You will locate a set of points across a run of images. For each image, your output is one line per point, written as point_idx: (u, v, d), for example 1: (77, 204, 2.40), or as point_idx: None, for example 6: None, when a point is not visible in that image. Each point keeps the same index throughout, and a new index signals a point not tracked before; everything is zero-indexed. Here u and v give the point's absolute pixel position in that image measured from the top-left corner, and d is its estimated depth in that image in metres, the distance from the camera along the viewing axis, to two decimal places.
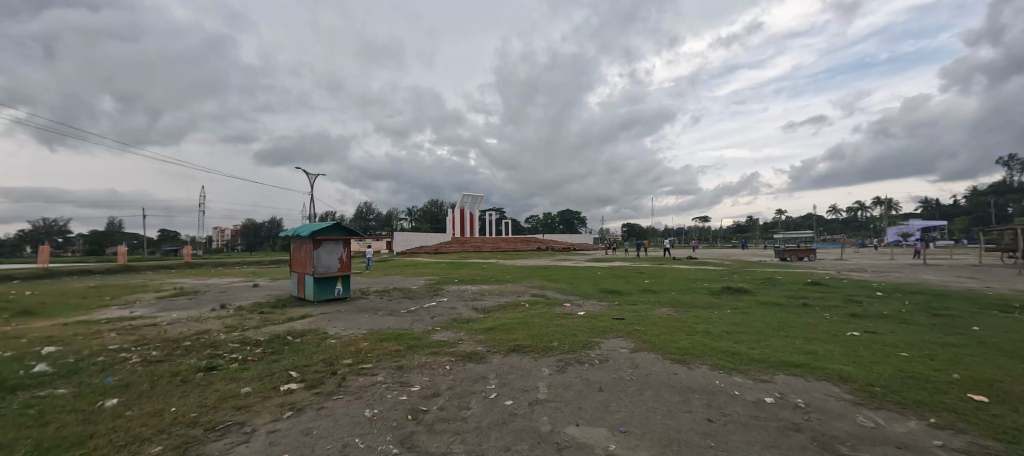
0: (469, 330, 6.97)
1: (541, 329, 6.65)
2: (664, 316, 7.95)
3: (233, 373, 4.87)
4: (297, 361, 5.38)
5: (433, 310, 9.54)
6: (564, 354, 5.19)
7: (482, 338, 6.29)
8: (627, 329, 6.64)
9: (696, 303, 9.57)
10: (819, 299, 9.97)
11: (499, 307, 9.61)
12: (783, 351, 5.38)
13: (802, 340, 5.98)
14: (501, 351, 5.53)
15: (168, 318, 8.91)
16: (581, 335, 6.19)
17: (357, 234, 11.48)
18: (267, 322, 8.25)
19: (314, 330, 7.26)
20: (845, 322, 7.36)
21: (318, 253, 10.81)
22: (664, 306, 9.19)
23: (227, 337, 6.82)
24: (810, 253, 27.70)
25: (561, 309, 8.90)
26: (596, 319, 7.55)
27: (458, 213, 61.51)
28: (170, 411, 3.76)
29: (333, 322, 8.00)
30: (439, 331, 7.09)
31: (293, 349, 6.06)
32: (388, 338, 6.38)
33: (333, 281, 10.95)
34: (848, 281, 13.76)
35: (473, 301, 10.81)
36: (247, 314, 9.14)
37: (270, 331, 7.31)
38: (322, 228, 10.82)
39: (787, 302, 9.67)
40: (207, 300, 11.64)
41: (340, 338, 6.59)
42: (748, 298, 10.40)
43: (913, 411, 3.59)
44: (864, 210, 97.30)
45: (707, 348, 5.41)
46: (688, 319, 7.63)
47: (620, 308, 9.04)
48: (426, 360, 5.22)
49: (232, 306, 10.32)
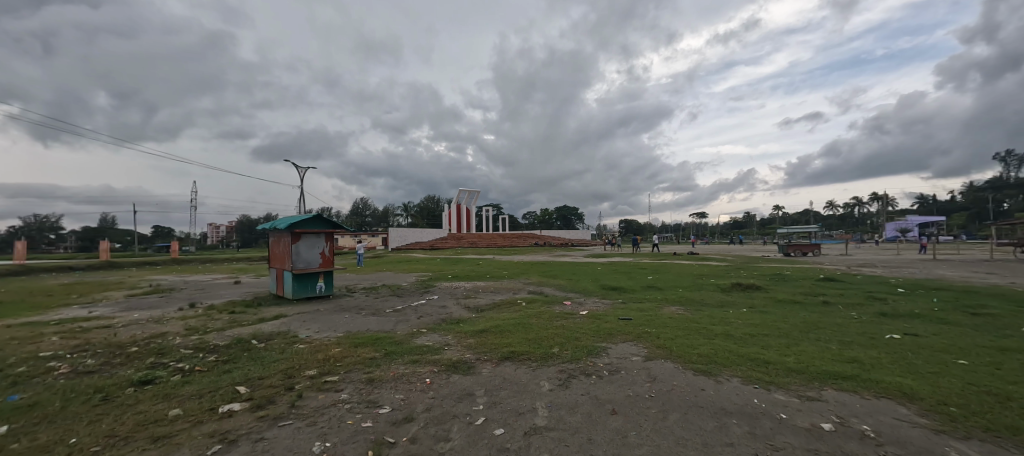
0: (458, 333, 6.17)
1: (538, 332, 5.85)
2: (675, 316, 7.18)
3: (169, 390, 4.06)
4: (252, 372, 4.55)
5: (421, 310, 8.72)
6: (566, 364, 4.39)
7: (472, 342, 5.50)
8: (637, 332, 5.86)
9: (707, 301, 8.80)
10: (838, 296, 9.25)
11: (494, 306, 8.82)
12: (822, 358, 4.61)
13: (838, 344, 5.24)
14: (493, 359, 4.73)
15: (127, 319, 8.06)
16: (585, 340, 5.39)
17: (340, 227, 10.63)
18: (235, 323, 7.40)
19: (283, 333, 6.43)
20: (877, 322, 6.59)
21: (297, 248, 9.91)
22: (672, 305, 8.44)
23: (181, 342, 5.99)
24: (815, 248, 27.02)
25: (561, 308, 8.11)
26: (600, 320, 6.77)
27: (455, 209, 60.55)
28: (67, 445, 2.95)
29: (308, 323, 7.17)
30: (424, 334, 6.26)
31: (253, 356, 5.23)
32: (364, 343, 5.57)
33: (314, 278, 10.14)
34: (862, 277, 13.06)
35: (466, 299, 9.99)
36: (215, 314, 8.29)
37: (233, 334, 6.50)
38: (301, 220, 9.97)
39: (806, 300, 8.92)
40: (178, 299, 10.76)
41: (310, 343, 5.75)
42: (762, 295, 9.63)
43: (1013, 442, 2.81)
44: (862, 206, 96.87)
45: (734, 356, 4.62)
46: (702, 319, 6.85)
47: (625, 307, 8.24)
48: (404, 371, 4.40)
49: (203, 305, 9.47)
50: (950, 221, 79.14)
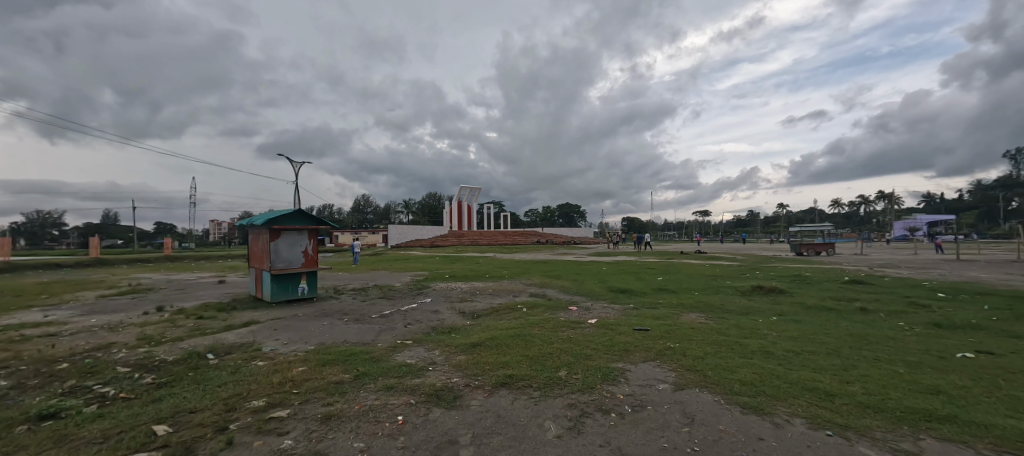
0: (447, 347, 5.29)
1: (540, 348, 4.94)
2: (697, 326, 6.29)
3: (69, 430, 3.17)
4: (185, 402, 3.66)
5: (410, 316, 7.85)
6: (576, 394, 3.49)
7: (462, 360, 4.61)
8: (658, 347, 4.97)
9: (728, 307, 7.86)
10: (874, 303, 8.30)
11: (491, 311, 7.94)
12: (895, 388, 3.71)
13: (904, 367, 4.33)
14: (486, 385, 3.82)
15: (80, 325, 7.20)
16: (597, 359, 4.47)
17: (325, 223, 9.73)
18: (197, 332, 6.53)
19: (245, 346, 5.56)
20: (935, 336, 5.67)
21: (276, 246, 9.04)
22: (691, 312, 7.52)
23: (124, 357, 5.13)
24: (829, 248, 26.06)
25: (566, 315, 7.18)
26: (611, 330, 5.87)
27: (456, 205, 59.64)
28: None
29: (278, 332, 6.30)
30: (407, 348, 5.36)
31: (198, 377, 4.34)
32: (335, 361, 4.67)
33: (296, 279, 9.29)
34: (890, 280, 12.10)
35: (461, 303, 9.09)
36: (181, 320, 7.43)
37: (189, 346, 5.64)
38: (281, 215, 9.08)
39: (839, 307, 8.00)
40: (150, 301, 9.90)
41: (272, 361, 4.85)
42: (789, 300, 8.68)
43: None
44: (869, 204, 95.60)
45: (784, 384, 3.71)
46: (730, 330, 5.94)
47: (637, 314, 7.32)
48: (373, 403, 3.49)
49: (172, 308, 8.61)
50: (959, 220, 77.99)
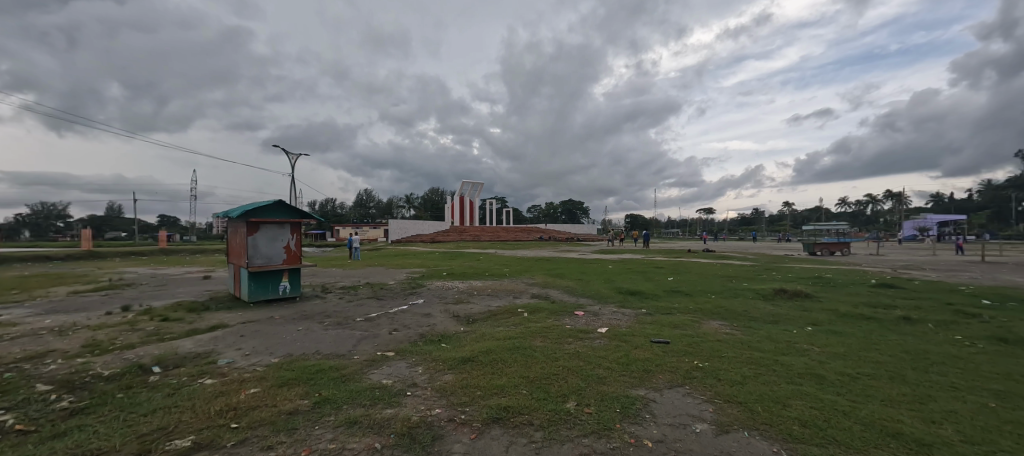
0: (434, 363, 4.48)
1: (543, 367, 4.13)
2: (722, 338, 5.48)
3: None
4: (92, 440, 2.88)
5: (398, 320, 7.03)
6: (591, 441, 2.68)
7: (449, 382, 3.82)
8: (684, 367, 4.16)
9: (752, 315, 7.03)
10: (916, 311, 7.43)
11: (488, 316, 7.13)
12: (1001, 433, 2.89)
13: (993, 399, 3.51)
14: (475, 422, 3.00)
15: (30, 326, 6.44)
16: (612, 384, 3.66)
17: (309, 216, 8.94)
18: (153, 338, 5.75)
19: (199, 358, 4.77)
20: (1007, 355, 4.82)
21: (255, 241, 8.26)
22: (713, 319, 6.68)
23: (51, 370, 4.35)
24: (843, 248, 25.22)
25: (571, 322, 6.34)
26: (626, 343, 5.06)
27: (458, 201, 58.92)
28: None
29: (244, 340, 5.51)
30: (386, 363, 4.57)
31: (125, 402, 3.55)
32: (296, 381, 3.88)
33: (277, 277, 8.52)
34: (921, 283, 11.22)
35: (455, 305, 8.28)
36: (143, 322, 6.66)
37: (135, 356, 4.86)
38: (259, 207, 8.29)
39: (878, 315, 7.16)
40: (121, 299, 9.16)
41: (222, 379, 4.05)
42: (818, 306, 7.83)
43: None
44: (877, 203, 94.15)
45: (856, 426, 2.90)
46: (763, 345, 5.12)
47: (652, 321, 6.49)
48: (327, 448, 2.69)
49: (139, 308, 7.86)
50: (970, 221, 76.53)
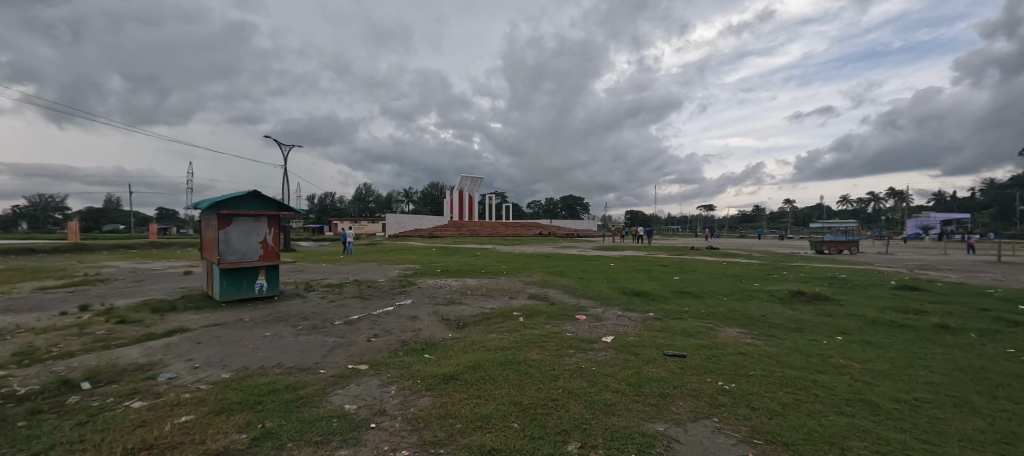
0: (408, 381, 3.80)
1: (539, 389, 3.45)
2: (747, 351, 4.78)
3: None
4: None
5: (380, 324, 6.34)
6: None
7: (425, 409, 3.14)
8: (707, 390, 3.47)
9: (772, 321, 6.35)
10: (952, 318, 6.72)
11: (480, 320, 6.47)
12: None
13: None
14: None
15: None
16: (623, 415, 2.99)
17: (287, 209, 8.23)
18: (98, 344, 5.07)
19: (140, 372, 4.08)
20: None
21: (227, 235, 7.57)
22: (730, 327, 5.98)
23: None
24: (852, 246, 24.48)
25: (572, 329, 5.66)
26: (635, 357, 4.37)
27: (457, 196, 58.31)
28: None
29: (199, 348, 4.84)
30: (355, 381, 3.87)
31: (19, 434, 2.87)
32: (239, 407, 3.20)
33: (252, 275, 7.85)
34: (944, 285, 10.58)
35: (445, 307, 7.60)
36: (96, 325, 5.98)
37: (65, 369, 4.17)
38: (231, 198, 7.62)
39: (912, 323, 6.46)
40: (86, 296, 8.49)
41: (153, 402, 3.36)
42: (842, 311, 7.15)
43: None
44: (880, 201, 93.36)
45: None
46: (796, 361, 4.42)
47: (662, 329, 5.81)
48: None
49: (99, 307, 7.19)
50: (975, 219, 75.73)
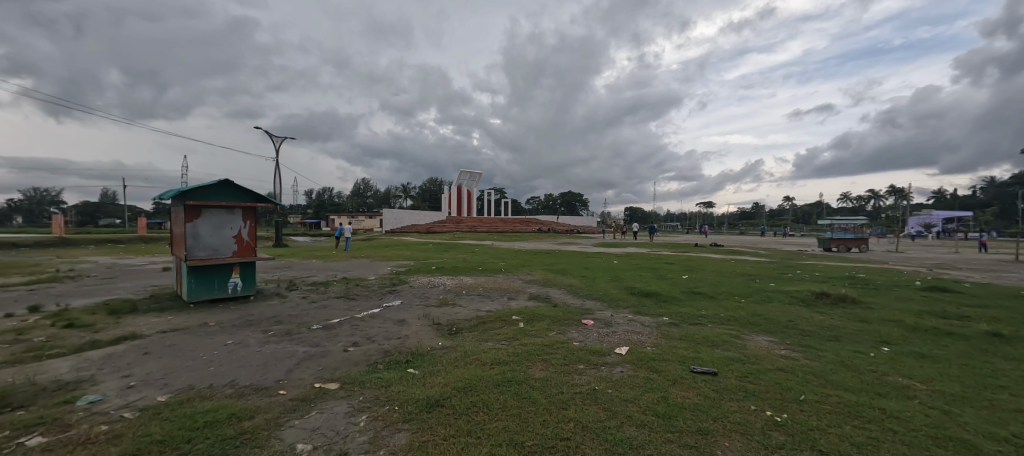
0: (381, 408, 3.08)
1: (544, 422, 2.74)
2: (787, 366, 4.06)
3: None
4: None
5: (363, 329, 5.63)
6: None
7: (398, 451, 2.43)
8: (754, 424, 2.76)
9: (804, 328, 5.64)
10: (1001, 325, 6.03)
11: (475, 325, 5.76)
12: None
13: None
14: None
15: None
16: None
17: (264, 200, 7.47)
18: (28, 355, 4.34)
19: (58, 393, 3.35)
20: None
21: (194, 229, 6.85)
22: (759, 336, 5.25)
23: None
24: (861, 244, 23.82)
25: (579, 337, 4.95)
26: (658, 375, 3.65)
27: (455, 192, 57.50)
28: None
29: (145, 360, 4.12)
30: (319, 406, 3.15)
31: None
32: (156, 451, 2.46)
33: (224, 273, 7.12)
34: (971, 286, 9.89)
35: (437, 309, 6.88)
36: (39, 331, 5.26)
37: None
38: (198, 188, 6.86)
39: (959, 330, 5.75)
40: (44, 296, 7.73)
41: (55, 438, 2.64)
42: (876, 316, 6.46)
43: None
44: (882, 199, 92.74)
45: None
46: (850, 381, 3.70)
47: (682, 337, 5.10)
48: None
49: (52, 309, 6.46)
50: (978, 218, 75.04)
